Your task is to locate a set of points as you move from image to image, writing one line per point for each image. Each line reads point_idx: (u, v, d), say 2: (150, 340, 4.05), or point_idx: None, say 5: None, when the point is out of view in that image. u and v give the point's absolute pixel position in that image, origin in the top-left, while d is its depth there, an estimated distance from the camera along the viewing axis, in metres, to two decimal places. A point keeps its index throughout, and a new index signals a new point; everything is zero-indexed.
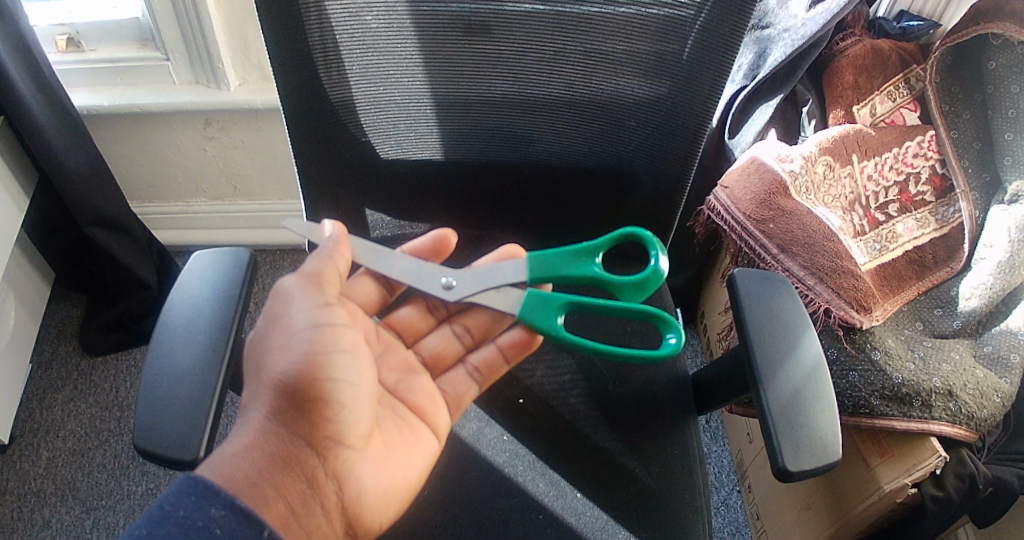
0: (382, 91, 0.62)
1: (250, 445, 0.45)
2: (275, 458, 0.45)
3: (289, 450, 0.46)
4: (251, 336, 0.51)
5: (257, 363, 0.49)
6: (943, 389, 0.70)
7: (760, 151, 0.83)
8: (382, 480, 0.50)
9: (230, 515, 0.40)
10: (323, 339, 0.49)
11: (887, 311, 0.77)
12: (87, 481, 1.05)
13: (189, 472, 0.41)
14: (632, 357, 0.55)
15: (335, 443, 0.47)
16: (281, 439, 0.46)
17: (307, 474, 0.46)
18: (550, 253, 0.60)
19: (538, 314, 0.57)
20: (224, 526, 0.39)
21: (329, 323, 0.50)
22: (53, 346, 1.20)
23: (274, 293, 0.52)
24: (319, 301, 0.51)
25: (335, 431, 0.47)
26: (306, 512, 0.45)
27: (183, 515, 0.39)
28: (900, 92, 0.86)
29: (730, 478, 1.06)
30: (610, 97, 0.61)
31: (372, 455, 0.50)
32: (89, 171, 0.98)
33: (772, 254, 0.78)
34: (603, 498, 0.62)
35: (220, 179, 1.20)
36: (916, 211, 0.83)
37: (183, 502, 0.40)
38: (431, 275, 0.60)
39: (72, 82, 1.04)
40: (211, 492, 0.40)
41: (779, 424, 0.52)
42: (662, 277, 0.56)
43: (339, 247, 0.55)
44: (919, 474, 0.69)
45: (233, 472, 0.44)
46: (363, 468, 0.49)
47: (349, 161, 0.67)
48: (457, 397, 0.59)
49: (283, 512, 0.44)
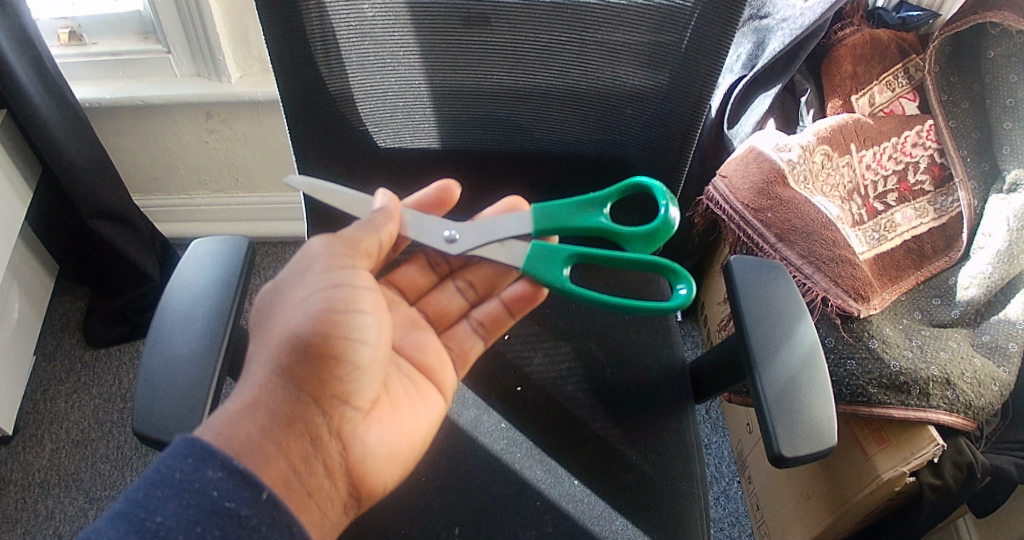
0: (379, 81, 0.63)
1: (253, 402, 0.45)
2: (278, 418, 0.45)
3: (294, 408, 0.45)
4: (266, 288, 0.53)
5: (260, 333, 0.50)
6: (940, 378, 0.70)
7: (759, 140, 0.82)
8: (386, 441, 0.50)
9: (227, 477, 0.39)
10: (344, 295, 0.50)
11: (885, 300, 0.77)
12: (89, 472, 1.06)
13: (186, 434, 0.40)
14: (640, 308, 0.55)
15: (341, 403, 0.48)
16: (289, 396, 0.46)
17: (311, 432, 0.45)
18: (556, 205, 0.59)
19: (541, 267, 0.58)
20: (221, 489, 0.39)
21: (348, 281, 0.51)
22: (56, 338, 1.21)
23: (302, 255, 0.53)
24: (344, 262, 0.52)
25: (343, 390, 0.48)
26: (307, 470, 0.44)
27: (180, 477, 0.38)
28: (898, 82, 0.85)
29: (730, 469, 1.06)
30: (607, 86, 0.61)
31: (375, 418, 0.50)
32: (91, 162, 0.99)
33: (770, 243, 0.78)
34: (600, 486, 0.62)
35: (222, 171, 1.21)
36: (914, 200, 0.83)
37: (180, 464, 0.39)
38: (433, 229, 0.59)
39: (74, 74, 1.04)
40: (207, 453, 0.39)
41: (775, 410, 0.52)
42: (671, 229, 0.57)
43: (387, 220, 0.55)
44: (917, 462, 0.69)
45: (231, 432, 0.43)
46: (367, 429, 0.49)
47: (348, 148, 0.68)
48: (463, 352, 0.61)
49: (284, 470, 0.43)
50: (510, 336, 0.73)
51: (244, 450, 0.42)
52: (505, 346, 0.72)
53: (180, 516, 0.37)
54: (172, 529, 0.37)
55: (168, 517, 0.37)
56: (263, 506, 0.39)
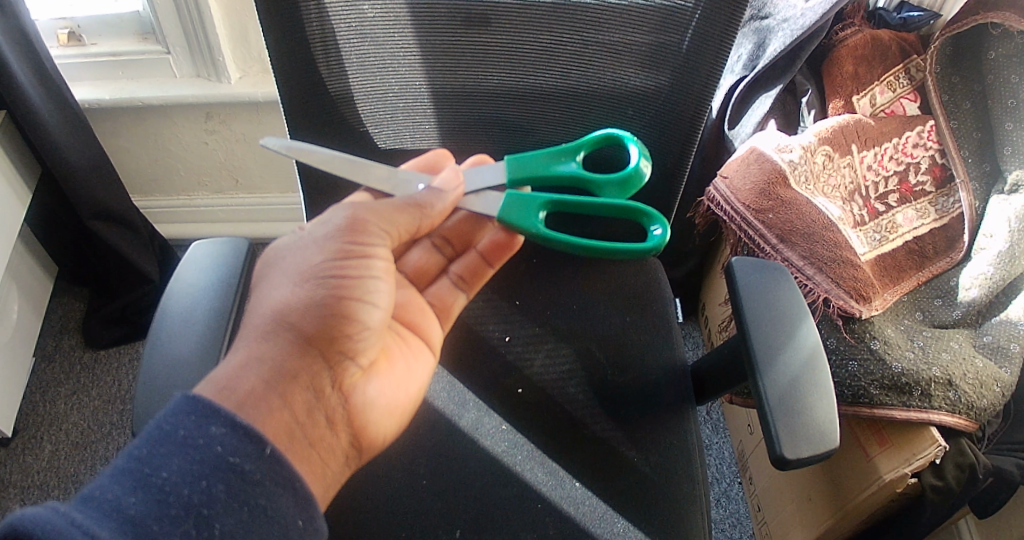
0: (379, 81, 0.62)
1: (256, 356, 0.45)
2: (283, 373, 0.45)
3: (297, 362, 0.46)
4: (281, 242, 0.52)
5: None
6: (942, 379, 0.70)
7: (759, 141, 0.82)
8: (385, 395, 0.51)
9: (231, 434, 0.39)
10: (354, 262, 0.49)
11: (886, 301, 0.77)
12: (88, 474, 1.06)
13: (187, 392, 0.40)
14: (617, 251, 0.55)
15: (345, 360, 0.48)
16: (293, 352, 0.46)
17: (315, 385, 0.46)
18: (530, 154, 0.58)
19: (517, 214, 0.56)
20: (225, 444, 0.38)
21: (357, 245, 0.49)
22: (56, 340, 1.20)
23: (331, 219, 0.50)
24: (359, 230, 0.49)
25: (350, 348, 0.48)
26: (310, 421, 0.45)
27: (183, 434, 0.38)
28: (900, 83, 0.85)
29: (731, 470, 1.06)
30: (607, 87, 0.61)
31: (374, 376, 0.51)
32: (90, 163, 0.99)
33: (771, 244, 0.78)
34: (601, 488, 0.62)
35: (222, 172, 1.20)
36: (916, 201, 0.83)
37: (183, 421, 0.38)
38: (410, 180, 0.56)
39: (73, 75, 1.04)
40: (210, 410, 0.39)
41: (779, 409, 0.52)
42: (643, 179, 0.58)
43: (442, 203, 0.53)
44: (919, 464, 0.68)
45: (234, 385, 0.43)
46: (367, 384, 0.50)
47: (347, 148, 0.67)
48: (445, 306, 0.62)
49: (286, 420, 0.43)
50: (511, 337, 0.73)
51: (244, 403, 0.42)
52: (505, 348, 0.72)
53: (185, 471, 0.37)
54: (179, 485, 0.36)
55: (174, 472, 0.37)
56: (267, 460, 0.39)
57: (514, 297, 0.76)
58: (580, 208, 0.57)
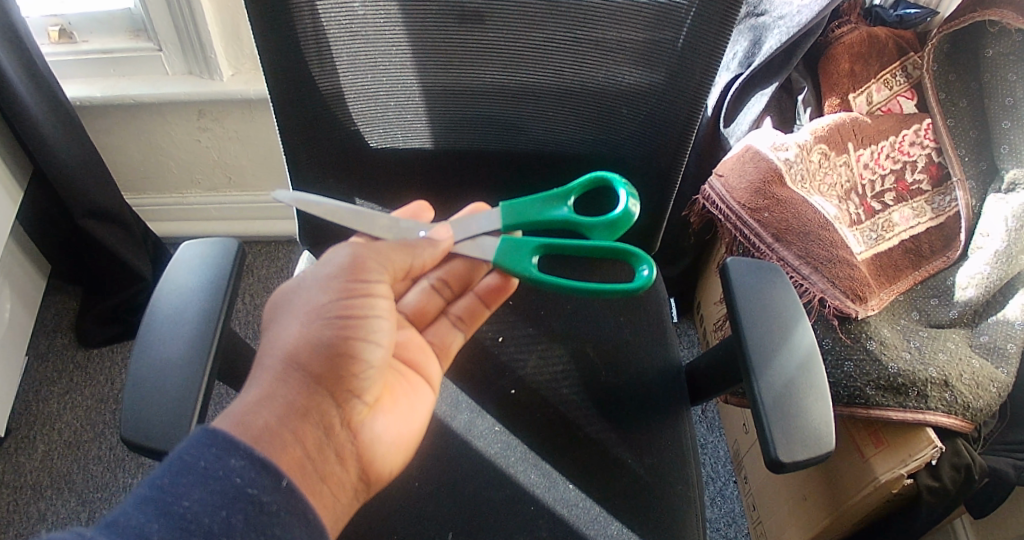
0: (370, 79, 0.62)
1: (267, 394, 0.44)
2: (294, 409, 0.44)
3: (308, 400, 0.45)
4: (282, 286, 0.52)
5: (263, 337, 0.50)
6: (938, 379, 0.70)
7: (755, 139, 0.81)
8: (391, 431, 0.51)
9: (250, 465, 0.39)
10: (359, 303, 0.49)
11: (883, 301, 0.76)
12: (81, 473, 1.05)
13: (206, 425, 0.40)
14: (608, 293, 0.54)
15: (352, 396, 0.48)
16: (305, 392, 0.45)
17: (326, 423, 0.45)
18: (522, 200, 0.59)
19: (511, 258, 0.57)
20: (244, 476, 0.38)
21: (362, 287, 0.49)
22: (49, 338, 1.19)
23: (328, 261, 0.51)
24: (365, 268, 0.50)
25: (355, 385, 0.48)
26: (321, 457, 0.44)
27: (203, 465, 0.38)
28: (896, 81, 0.84)
29: (726, 469, 1.06)
30: (601, 85, 0.61)
31: (379, 411, 0.50)
32: (82, 161, 0.98)
33: (767, 243, 0.77)
34: (595, 490, 0.61)
35: (215, 170, 1.19)
36: (912, 200, 0.82)
37: (203, 453, 0.38)
38: (409, 230, 0.58)
39: (64, 73, 1.03)
40: (231, 443, 0.39)
41: (775, 412, 0.52)
42: (632, 219, 0.57)
43: (431, 248, 0.55)
44: (915, 465, 0.68)
45: (249, 420, 0.42)
46: (373, 419, 0.49)
47: (338, 148, 0.67)
48: (443, 346, 0.61)
49: (299, 456, 0.42)
50: (504, 337, 0.72)
51: (261, 436, 0.42)
52: (499, 348, 0.71)
53: (205, 501, 0.36)
54: (199, 514, 0.36)
55: (195, 501, 0.36)
56: (284, 493, 0.39)
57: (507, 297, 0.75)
58: (573, 250, 0.57)
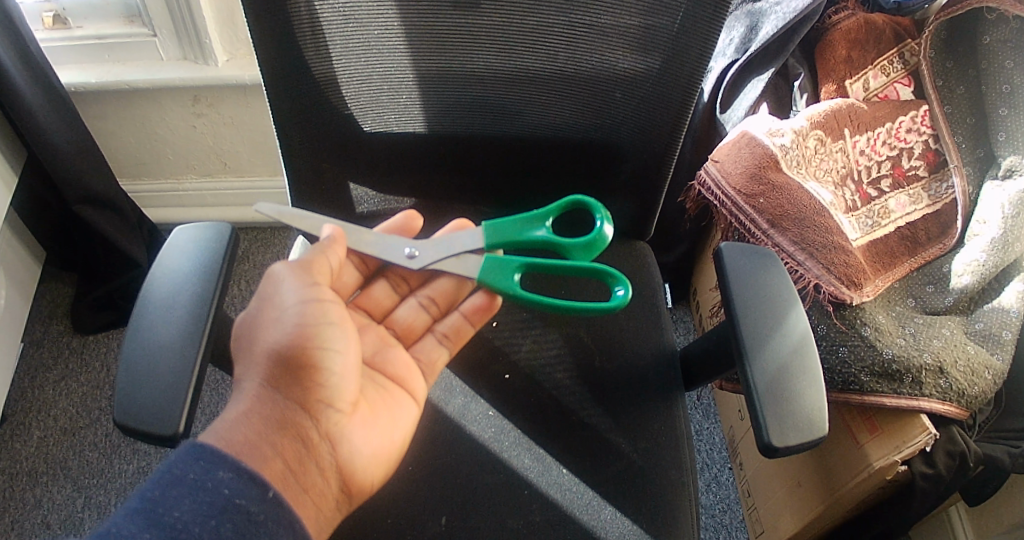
0: (363, 63, 0.61)
1: (247, 411, 0.45)
2: (273, 423, 0.45)
3: (283, 413, 0.46)
4: (240, 317, 0.51)
5: (243, 345, 0.49)
6: (933, 366, 0.69)
7: (751, 125, 0.81)
8: (371, 442, 0.50)
9: (237, 477, 0.41)
10: (312, 312, 0.49)
11: (878, 287, 0.76)
12: (77, 460, 1.05)
13: (193, 440, 0.42)
14: (584, 310, 0.55)
15: (326, 406, 0.48)
16: (277, 405, 0.46)
17: (303, 435, 0.46)
18: (504, 221, 0.60)
19: (495, 275, 0.58)
20: (231, 486, 0.40)
21: (314, 294, 0.50)
22: (45, 324, 1.19)
23: (266, 280, 0.51)
24: (309, 280, 0.51)
25: (326, 395, 0.47)
26: (302, 469, 0.45)
27: (192, 477, 0.40)
28: (893, 67, 0.84)
29: (721, 455, 1.06)
30: (596, 69, 0.60)
31: (357, 422, 0.50)
32: (76, 147, 0.97)
33: (762, 229, 0.77)
34: (588, 475, 0.61)
35: (210, 156, 1.19)
36: (909, 186, 0.82)
37: (192, 466, 0.41)
38: (395, 246, 0.59)
39: (58, 59, 1.02)
40: (217, 457, 0.41)
41: (766, 403, 0.51)
42: (607, 240, 0.59)
43: (335, 247, 0.54)
44: (909, 451, 0.68)
45: (231, 435, 0.44)
46: (354, 430, 0.49)
47: (331, 131, 0.66)
48: (431, 363, 0.59)
49: (281, 468, 0.43)
50: (498, 322, 0.72)
51: (242, 450, 0.43)
52: (493, 333, 0.71)
53: (195, 511, 0.39)
54: (190, 523, 0.38)
55: (185, 512, 0.39)
56: (270, 502, 0.41)
57: None
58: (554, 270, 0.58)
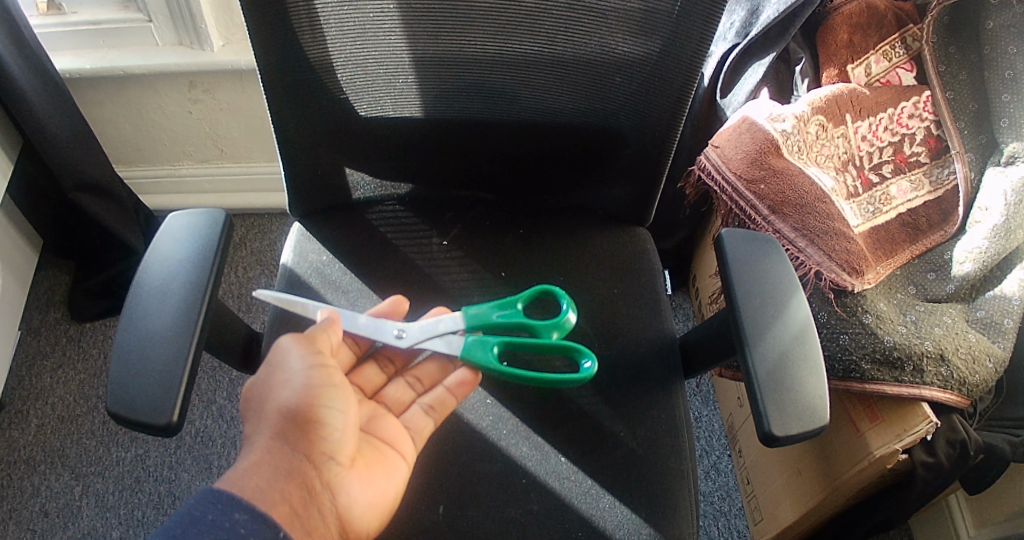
0: (358, 47, 0.60)
1: (257, 461, 0.46)
2: (281, 471, 0.46)
3: (290, 462, 0.47)
4: (245, 389, 0.52)
5: (252, 408, 0.50)
6: (935, 354, 0.69)
7: (752, 110, 0.80)
8: (369, 495, 0.50)
9: (252, 519, 0.41)
10: (319, 375, 0.51)
11: (879, 275, 0.75)
12: (75, 448, 1.04)
13: (210, 484, 0.43)
14: (560, 382, 0.56)
15: (328, 457, 0.49)
16: (284, 457, 0.47)
17: (307, 482, 0.46)
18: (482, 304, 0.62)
19: (475, 350, 0.58)
20: (248, 527, 0.41)
21: (319, 359, 0.52)
22: (42, 312, 1.18)
23: (270, 357, 0.53)
24: (315, 349, 0.53)
25: (328, 446, 0.49)
26: (307, 512, 0.45)
27: (211, 519, 0.41)
28: (895, 52, 0.83)
29: (721, 442, 1.05)
30: (594, 53, 0.59)
31: (357, 472, 0.50)
32: (72, 134, 0.96)
33: (763, 215, 0.76)
34: (588, 463, 0.61)
35: (207, 142, 1.18)
36: (910, 172, 0.82)
37: (211, 508, 0.41)
38: (382, 326, 0.59)
39: (53, 45, 1.01)
40: (233, 500, 0.42)
41: (766, 389, 0.51)
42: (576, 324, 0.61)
43: (331, 330, 0.55)
44: (910, 440, 0.67)
45: (243, 479, 0.45)
46: (354, 482, 0.49)
47: (327, 115, 0.66)
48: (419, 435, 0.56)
49: (288, 511, 0.44)
50: None
51: (252, 493, 0.44)
52: None
53: None
54: None
55: None
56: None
57: (500, 268, 0.73)
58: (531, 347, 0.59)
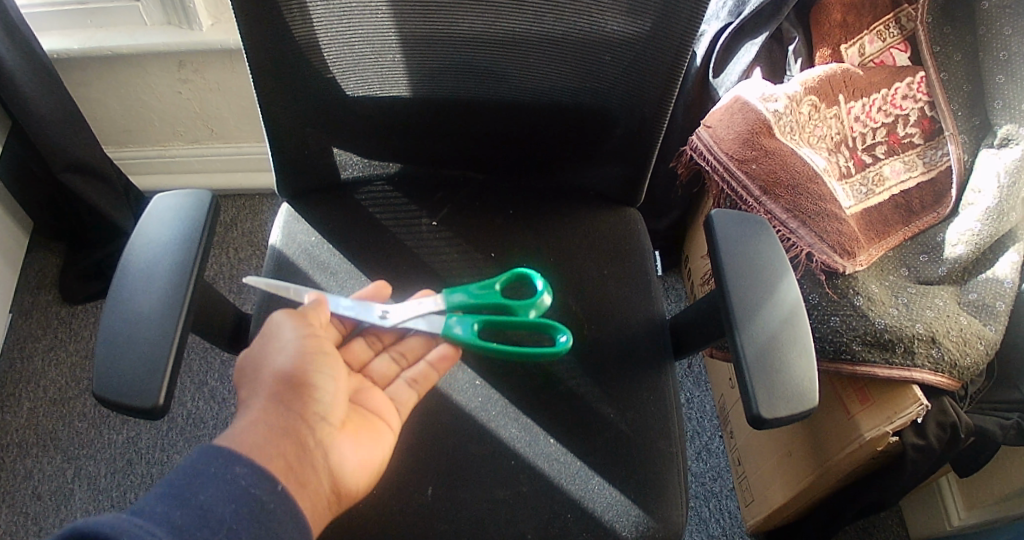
0: (344, 25, 0.59)
1: (251, 419, 0.45)
2: (275, 428, 0.45)
3: (284, 420, 0.46)
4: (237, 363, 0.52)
5: (246, 376, 0.50)
6: (926, 335, 0.69)
7: (744, 89, 0.79)
8: (359, 455, 0.49)
9: (253, 471, 0.40)
10: (311, 346, 0.52)
11: (871, 257, 0.75)
12: (67, 431, 1.04)
13: (207, 442, 0.41)
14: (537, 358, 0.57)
15: (320, 416, 0.48)
16: (278, 415, 0.46)
17: (301, 438, 0.45)
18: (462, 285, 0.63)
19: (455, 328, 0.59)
20: (249, 479, 0.39)
21: (312, 333, 0.53)
22: (32, 294, 1.17)
23: (263, 332, 0.53)
24: (308, 323, 0.54)
25: (320, 407, 0.48)
26: (301, 465, 0.44)
27: (212, 470, 0.39)
28: (889, 32, 0.83)
29: (712, 423, 1.05)
30: (584, 32, 0.58)
31: (348, 434, 0.49)
32: (61, 115, 0.95)
33: (754, 196, 0.76)
34: (577, 445, 0.60)
35: (197, 122, 1.17)
36: (904, 153, 0.81)
37: (210, 462, 0.39)
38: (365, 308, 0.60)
39: (40, 24, 1.00)
40: (233, 454, 0.40)
41: (754, 370, 0.50)
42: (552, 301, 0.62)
43: (319, 309, 0.55)
44: (900, 422, 0.67)
45: (237, 436, 0.43)
46: (345, 443, 0.48)
47: (313, 93, 0.65)
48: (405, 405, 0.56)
49: (284, 465, 0.42)
50: None
51: (246, 449, 0.42)
52: None
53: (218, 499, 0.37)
54: (214, 505, 0.37)
55: (209, 497, 0.37)
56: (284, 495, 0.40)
57: (490, 249, 0.73)
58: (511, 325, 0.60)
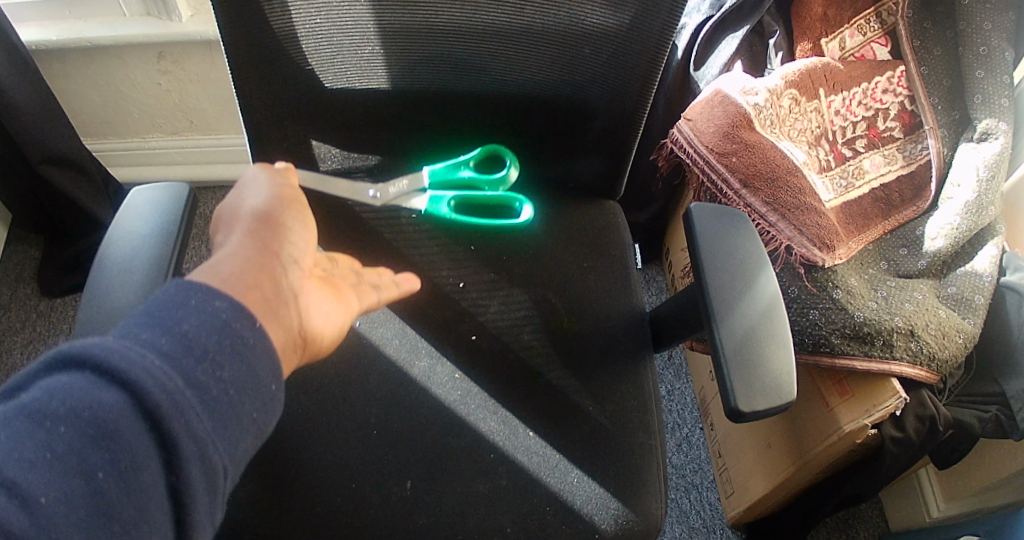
0: (323, 17, 0.59)
1: (227, 254, 0.38)
2: (250, 263, 0.38)
3: (261, 257, 0.39)
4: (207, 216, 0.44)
5: (220, 220, 0.43)
6: (905, 329, 0.69)
7: (725, 83, 0.79)
8: (329, 306, 0.43)
9: (234, 305, 0.32)
10: (287, 196, 0.45)
11: (851, 250, 0.75)
12: None
13: (181, 275, 0.33)
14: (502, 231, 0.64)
15: (292, 260, 0.41)
16: (253, 249, 0.39)
17: (277, 278, 0.39)
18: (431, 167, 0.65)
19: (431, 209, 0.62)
20: (230, 314, 0.32)
21: (288, 185, 0.46)
22: (11, 288, 1.16)
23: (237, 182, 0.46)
24: (284, 177, 0.47)
25: (294, 250, 0.42)
26: (277, 302, 0.37)
27: (192, 300, 0.31)
28: (870, 26, 0.83)
29: (693, 415, 1.05)
30: (564, 24, 0.58)
31: (319, 286, 0.44)
32: (39, 106, 0.94)
33: (735, 189, 0.76)
34: (556, 437, 0.60)
35: (177, 114, 1.16)
36: (884, 147, 0.81)
37: (190, 292, 0.32)
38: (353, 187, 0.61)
39: (18, 15, 0.99)
40: (212, 288, 0.32)
41: (732, 365, 0.50)
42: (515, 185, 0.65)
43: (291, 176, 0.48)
44: (879, 415, 0.68)
45: (214, 268, 0.36)
46: (315, 293, 0.43)
47: (291, 86, 0.64)
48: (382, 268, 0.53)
49: (258, 297, 0.36)
50: (465, 282, 0.69)
51: (213, 281, 0.35)
52: (459, 294, 0.68)
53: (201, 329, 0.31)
54: (197, 337, 0.30)
55: (191, 325, 0.30)
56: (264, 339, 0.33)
57: (469, 241, 0.72)
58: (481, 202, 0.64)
